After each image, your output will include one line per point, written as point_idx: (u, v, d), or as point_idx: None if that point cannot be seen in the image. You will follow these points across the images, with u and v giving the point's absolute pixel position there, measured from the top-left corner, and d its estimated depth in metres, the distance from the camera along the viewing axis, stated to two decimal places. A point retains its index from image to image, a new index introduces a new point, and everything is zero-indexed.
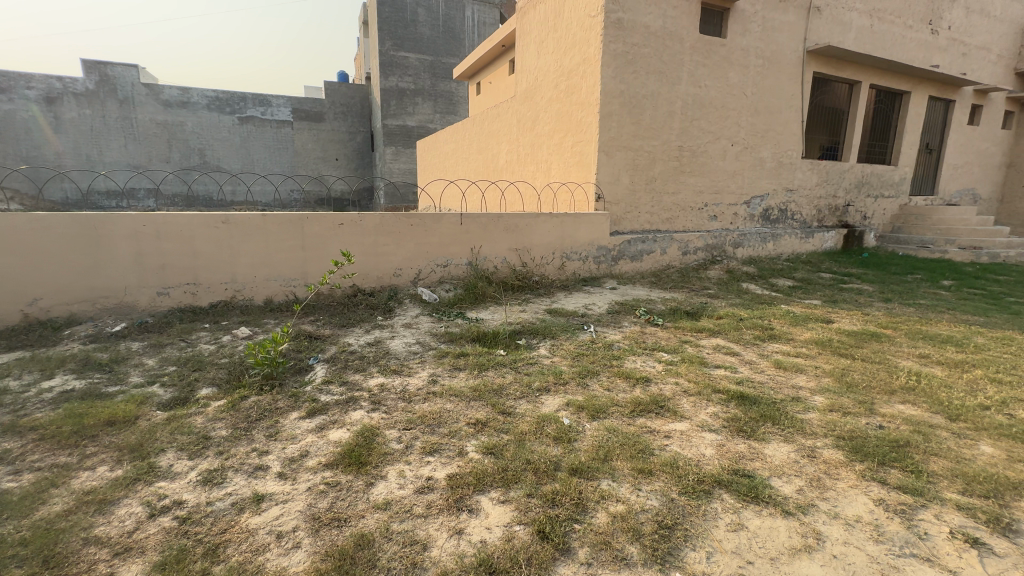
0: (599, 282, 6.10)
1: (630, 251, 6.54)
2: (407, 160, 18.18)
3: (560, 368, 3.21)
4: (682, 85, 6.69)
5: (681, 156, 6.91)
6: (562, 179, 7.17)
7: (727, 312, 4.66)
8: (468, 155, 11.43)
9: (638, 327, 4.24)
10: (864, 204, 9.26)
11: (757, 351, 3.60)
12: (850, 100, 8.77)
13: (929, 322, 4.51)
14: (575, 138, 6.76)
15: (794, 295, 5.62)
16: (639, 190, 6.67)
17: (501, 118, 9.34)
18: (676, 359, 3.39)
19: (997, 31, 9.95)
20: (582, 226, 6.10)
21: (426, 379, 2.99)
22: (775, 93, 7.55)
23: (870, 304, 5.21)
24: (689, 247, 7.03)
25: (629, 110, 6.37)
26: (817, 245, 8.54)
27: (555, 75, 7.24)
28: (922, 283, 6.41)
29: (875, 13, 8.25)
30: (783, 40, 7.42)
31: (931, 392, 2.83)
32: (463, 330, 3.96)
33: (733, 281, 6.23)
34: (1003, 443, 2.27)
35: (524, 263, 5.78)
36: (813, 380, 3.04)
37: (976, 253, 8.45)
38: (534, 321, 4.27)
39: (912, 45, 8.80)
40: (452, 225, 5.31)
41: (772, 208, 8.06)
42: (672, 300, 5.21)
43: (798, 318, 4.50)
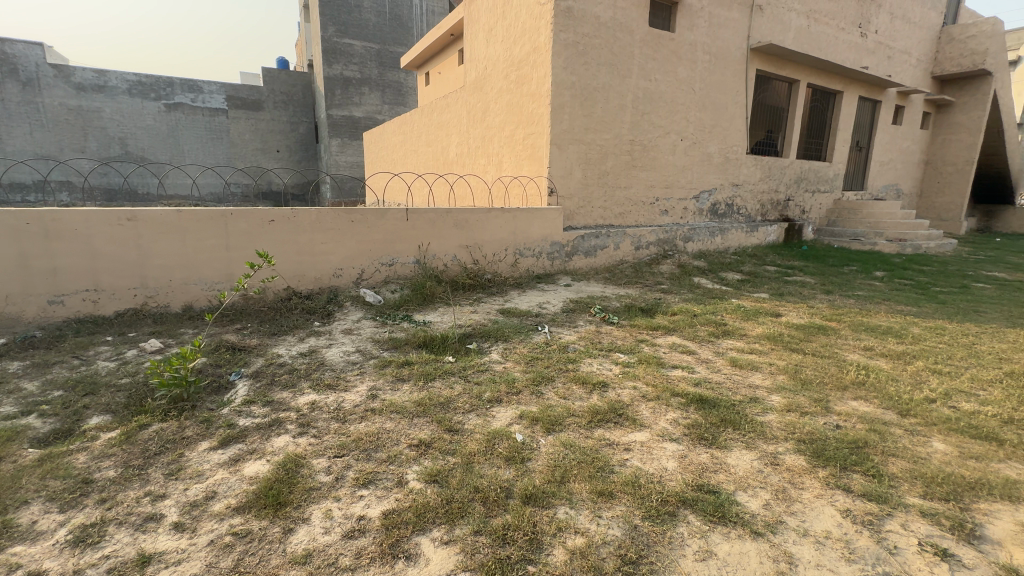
0: (554, 279, 5.95)
1: (584, 247, 6.42)
2: (353, 152, 17.38)
3: (513, 375, 3.00)
4: (633, 78, 6.63)
5: (633, 150, 6.87)
6: (514, 172, 6.95)
7: (681, 308, 4.62)
8: (417, 147, 10.98)
9: (593, 326, 4.10)
10: (802, 199, 9.67)
11: (712, 349, 3.55)
12: (789, 98, 9.08)
13: (869, 313, 4.65)
14: (527, 130, 6.55)
15: (742, 288, 5.70)
16: (592, 184, 6.57)
17: (451, 109, 8.99)
18: (632, 361, 3.26)
19: (917, 36, 10.63)
20: (535, 222, 5.92)
21: (365, 394, 2.69)
22: (721, 89, 7.66)
23: (813, 296, 5.35)
24: (642, 242, 7.01)
25: (581, 102, 6.23)
26: (762, 239, 8.81)
27: (505, 65, 6.99)
28: (857, 275, 6.71)
29: (812, 14, 8.55)
30: (728, 37, 7.52)
31: (880, 387, 2.85)
32: (409, 336, 3.67)
33: (685, 276, 6.25)
34: (954, 439, 2.27)
35: (475, 260, 5.53)
36: (768, 378, 2.99)
37: (901, 245, 9.02)
38: (486, 323, 4.04)
39: (844, 46, 9.21)
40: (397, 221, 4.97)
41: (719, 203, 8.22)
42: (627, 296, 5.13)
43: (749, 313, 4.52)
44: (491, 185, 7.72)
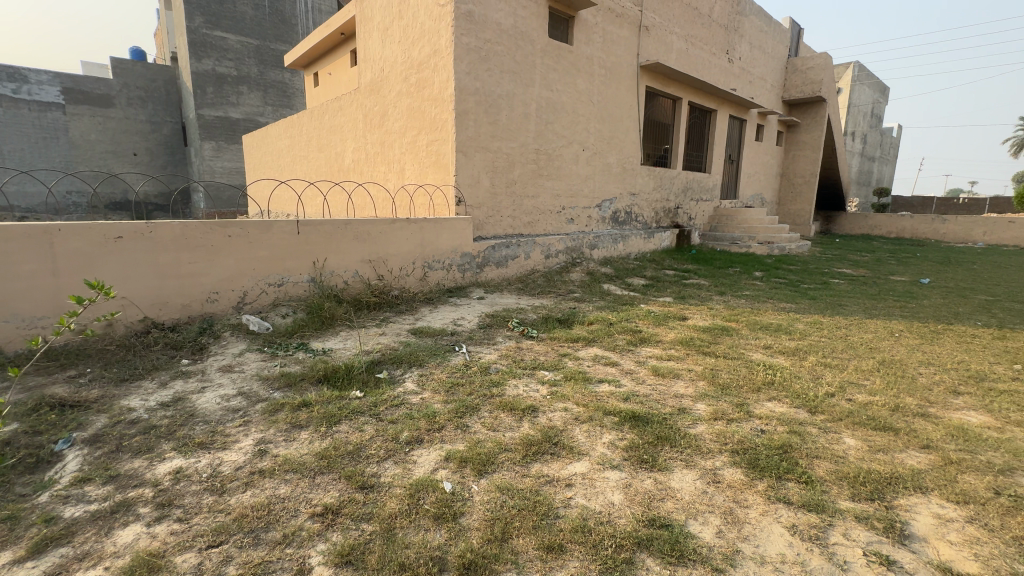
0: (466, 292, 5.68)
1: (495, 257, 6.24)
2: (231, 157, 15.56)
3: (432, 407, 2.67)
4: (535, 88, 6.64)
5: (538, 159, 6.87)
6: (419, 181, 6.57)
7: (597, 317, 4.61)
8: (307, 153, 10.05)
9: (513, 342, 3.90)
10: (689, 207, 10.50)
11: (633, 358, 3.53)
12: (673, 114, 9.82)
13: (759, 311, 5.05)
14: (430, 137, 6.23)
15: (648, 293, 5.92)
16: (500, 193, 6.43)
17: (345, 113, 8.33)
18: (559, 379, 3.11)
19: (770, 65, 12.19)
20: (443, 233, 5.61)
21: (250, 451, 2.18)
22: (616, 103, 8.01)
23: (711, 298, 5.70)
24: (551, 250, 7.01)
25: (486, 109, 6.07)
26: (657, 245, 9.36)
27: (403, 67, 6.61)
28: (742, 275, 7.36)
29: (689, 38, 9.36)
30: (621, 54, 7.90)
31: (788, 385, 3.00)
32: (306, 369, 3.15)
33: (595, 283, 6.35)
34: (861, 433, 2.40)
35: (380, 275, 5.06)
36: (690, 385, 3.01)
37: (770, 247, 10.16)
38: (396, 347, 3.64)
39: (716, 70, 10.22)
40: (286, 234, 4.36)
41: (619, 211, 8.59)
42: (543, 307, 5.03)
43: (659, 318, 4.66)
44: (394, 194, 7.24)
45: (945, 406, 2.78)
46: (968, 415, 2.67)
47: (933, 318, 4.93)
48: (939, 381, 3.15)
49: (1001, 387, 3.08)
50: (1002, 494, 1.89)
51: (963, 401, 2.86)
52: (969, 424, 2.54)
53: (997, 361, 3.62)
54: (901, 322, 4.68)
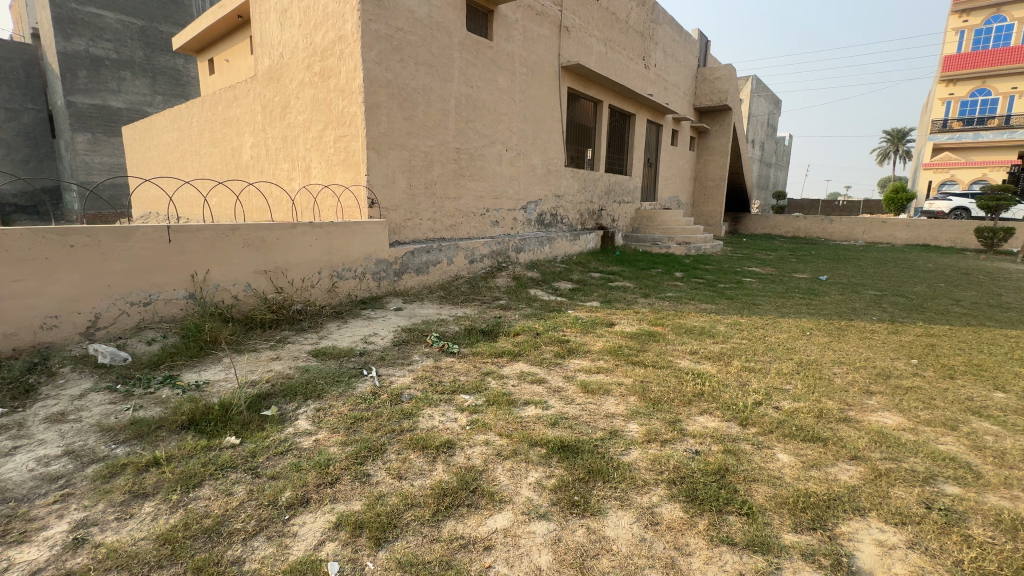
0: (382, 303, 5.17)
1: (414, 264, 5.79)
2: (111, 152, 13.58)
3: (327, 452, 2.22)
4: (454, 83, 6.26)
5: (459, 158, 6.50)
6: (326, 180, 5.94)
7: (523, 327, 4.34)
8: (198, 148, 8.88)
9: (431, 361, 3.50)
10: (612, 209, 10.66)
11: (561, 373, 3.28)
12: (595, 117, 9.90)
13: (683, 314, 5.04)
14: (338, 132, 5.64)
15: (575, 298, 5.77)
16: (418, 195, 5.99)
17: (241, 103, 7.41)
18: (480, 403, 2.78)
19: (683, 73, 12.76)
20: (355, 238, 5.07)
21: (60, 542, 1.62)
22: (538, 103, 7.86)
23: (636, 301, 5.66)
24: (475, 255, 6.68)
25: (399, 103, 5.59)
26: (583, 246, 9.37)
27: (305, 54, 5.94)
28: (663, 276, 7.49)
29: (608, 42, 9.46)
30: (542, 53, 7.76)
31: (717, 395, 2.89)
32: (167, 411, 2.55)
33: (521, 289, 6.10)
34: (792, 447, 2.30)
35: (278, 288, 4.43)
36: (621, 402, 2.81)
37: (688, 247, 10.56)
38: (291, 376, 3.11)
39: (634, 75, 10.45)
40: (153, 242, 3.64)
41: (545, 213, 8.46)
42: (465, 318, 4.67)
43: (586, 325, 4.49)
44: (299, 195, 6.52)
45: (863, 408, 2.79)
46: (883, 417, 2.70)
47: (835, 314, 5.20)
48: (853, 381, 3.21)
49: (906, 383, 3.18)
50: (933, 509, 1.83)
51: (875, 401, 2.91)
52: (886, 427, 2.56)
53: (897, 356, 3.80)
54: (810, 320, 4.88)
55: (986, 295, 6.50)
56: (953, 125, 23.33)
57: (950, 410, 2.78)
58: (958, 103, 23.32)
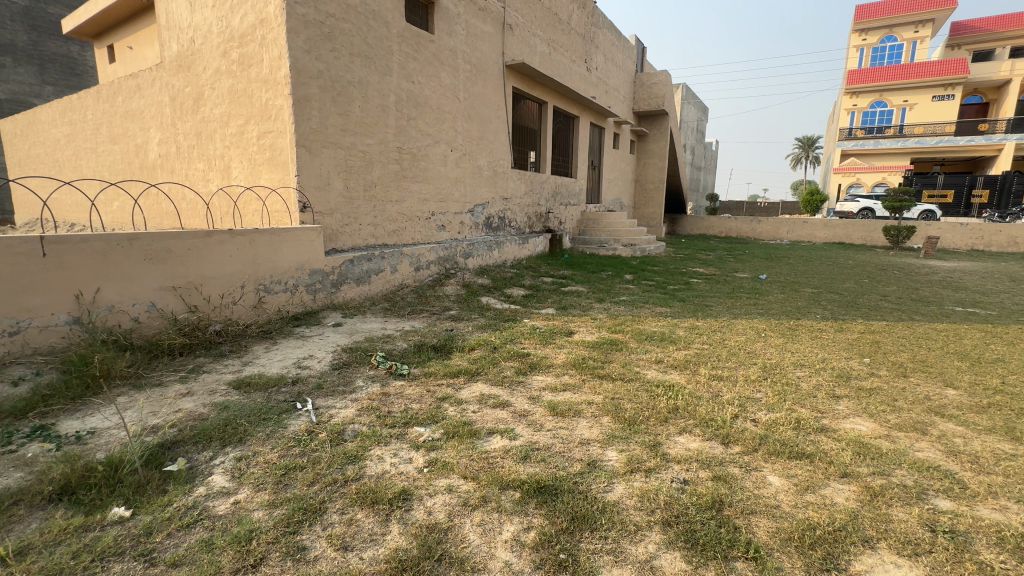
0: (318, 319, 4.63)
1: (355, 273, 5.27)
2: None
3: (249, 520, 1.77)
4: (393, 77, 5.81)
5: (401, 159, 6.06)
6: (249, 181, 5.28)
7: (479, 340, 4.00)
8: (94, 145, 7.75)
9: (378, 387, 3.08)
10: (559, 211, 10.58)
11: (525, 395, 2.96)
12: (540, 119, 9.76)
13: (641, 319, 4.92)
14: (262, 128, 5.02)
15: (529, 305, 5.50)
16: (357, 198, 5.48)
17: (144, 94, 6.51)
18: (438, 436, 2.43)
19: (622, 78, 12.96)
20: (284, 246, 4.51)
21: None
22: (483, 102, 7.56)
23: (592, 306, 5.49)
24: (422, 262, 6.25)
25: (332, 96, 5.07)
26: (532, 250, 9.17)
27: (220, 38, 5.26)
28: (614, 279, 7.42)
29: (551, 43, 9.34)
30: (485, 50, 7.47)
31: (692, 410, 2.73)
32: (31, 477, 1.98)
33: (472, 297, 5.76)
34: (781, 466, 2.15)
35: (192, 306, 3.80)
36: (594, 425, 2.56)
37: (633, 249, 10.67)
38: (205, 416, 2.58)
39: (577, 77, 10.43)
40: (22, 257, 2.94)
41: (492, 216, 8.17)
42: (414, 332, 4.26)
43: (545, 335, 4.24)
44: (218, 198, 5.78)
45: (835, 416, 2.72)
46: (857, 423, 2.63)
47: (783, 313, 5.30)
48: (819, 385, 3.16)
49: (867, 385, 3.18)
50: (939, 533, 1.71)
51: (843, 406, 2.86)
52: (862, 435, 2.48)
53: (850, 355, 3.84)
54: (762, 320, 4.92)
55: (906, 290, 6.97)
56: (857, 133, 25.64)
57: (915, 412, 2.77)
58: (861, 113, 25.67)
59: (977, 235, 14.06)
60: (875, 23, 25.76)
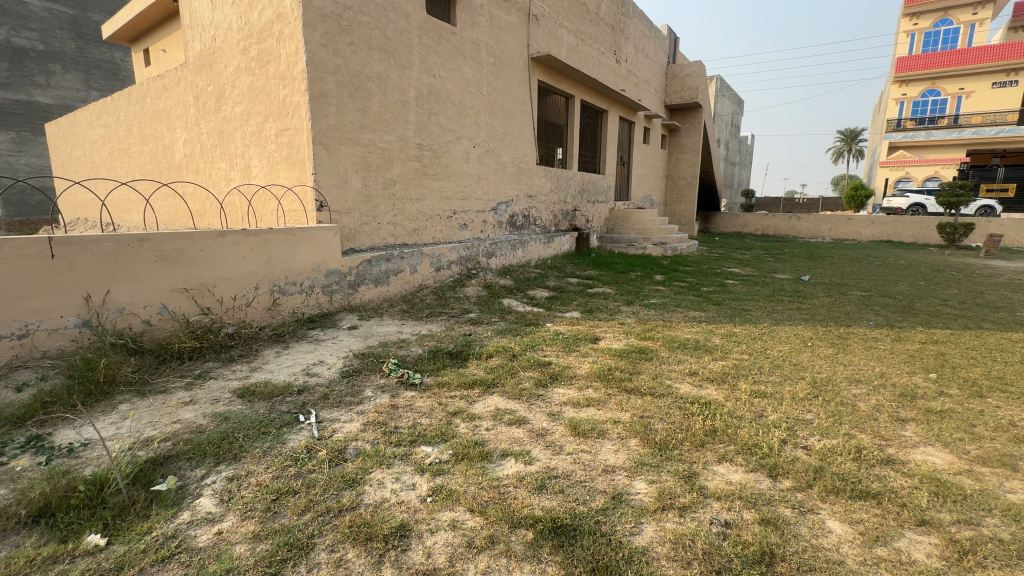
0: (333, 321, 4.50)
1: (373, 274, 5.12)
2: (39, 153, 12.32)
3: (229, 556, 1.59)
4: (413, 71, 5.64)
5: (421, 156, 5.89)
6: (268, 180, 5.20)
7: (497, 347, 3.76)
8: (127, 146, 7.91)
9: (388, 398, 2.88)
10: (585, 209, 10.24)
11: (545, 410, 2.71)
12: (567, 113, 9.45)
13: (673, 324, 4.59)
14: (280, 125, 4.93)
15: (553, 308, 5.24)
16: (376, 196, 5.34)
17: (171, 94, 6.55)
18: (447, 457, 2.21)
19: (654, 70, 12.48)
20: (299, 247, 4.39)
21: None
22: (507, 96, 7.32)
23: (619, 310, 5.19)
24: (442, 262, 6.07)
25: (350, 91, 4.92)
26: (557, 249, 8.88)
27: (240, 35, 5.20)
28: (644, 280, 7.06)
29: (579, 34, 9.00)
30: (510, 42, 7.22)
31: (732, 433, 2.42)
32: (13, 496, 1.86)
33: (493, 298, 5.54)
34: (842, 509, 1.83)
35: (204, 309, 3.72)
36: (620, 449, 2.28)
37: (664, 248, 10.23)
38: (203, 428, 2.43)
39: (606, 69, 10.05)
40: (30, 259, 2.88)
41: (516, 214, 7.93)
42: (430, 337, 4.06)
43: (569, 341, 3.97)
44: (239, 197, 5.75)
45: (902, 444, 2.36)
46: (931, 455, 2.26)
47: (831, 320, 4.86)
48: (879, 406, 2.79)
49: (936, 406, 2.79)
50: None
51: (911, 432, 2.49)
52: (937, 470, 2.12)
53: (913, 370, 3.42)
54: (808, 327, 4.50)
55: (969, 294, 6.35)
56: (906, 124, 24.16)
57: (999, 442, 2.38)
58: (911, 103, 24.16)
59: None
60: (928, 6, 24.17)
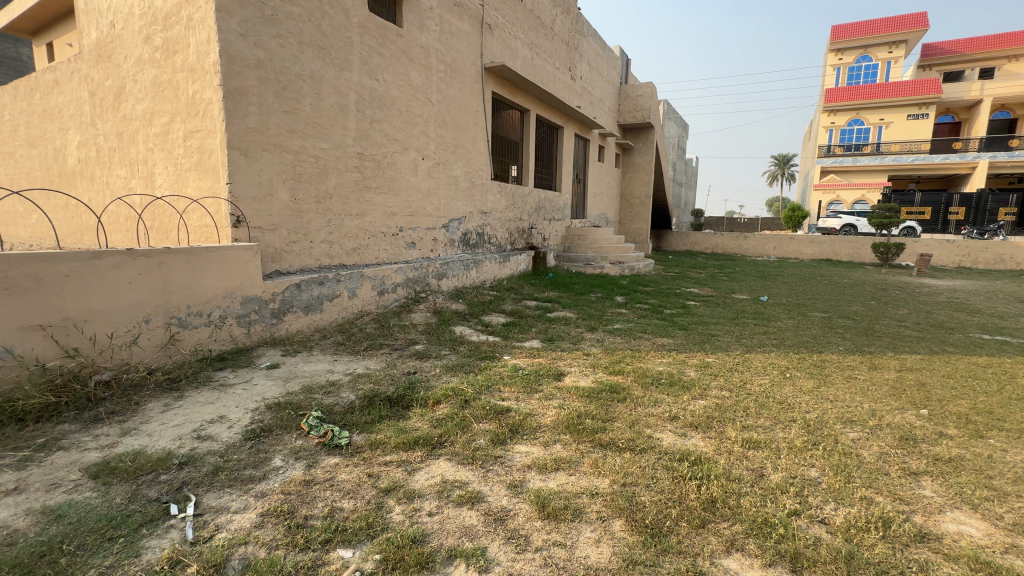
0: (248, 359, 3.75)
1: (302, 300, 4.41)
2: None
3: None
4: (353, 73, 5.05)
5: (362, 167, 5.27)
6: (175, 190, 4.41)
7: (447, 389, 3.18)
8: (12, 149, 6.73)
9: (302, 470, 2.23)
10: (542, 227, 9.90)
11: (504, 479, 2.16)
12: (522, 128, 9.13)
13: (642, 354, 4.19)
14: (189, 126, 4.19)
15: (510, 336, 4.72)
16: (308, 211, 4.67)
17: (63, 89, 5.59)
18: (374, 567, 1.60)
19: (607, 89, 12.48)
20: (206, 270, 3.65)
21: None
22: (459, 106, 6.85)
23: (583, 337, 4.74)
24: (386, 285, 5.43)
25: (276, 90, 4.26)
26: (514, 269, 8.42)
27: (142, 21, 4.43)
28: (605, 302, 6.71)
29: (534, 47, 8.72)
30: (461, 50, 6.78)
31: (736, 506, 1.96)
32: None
33: (443, 326, 4.95)
34: None
35: (70, 350, 2.90)
36: (603, 539, 1.77)
37: (621, 267, 10.03)
38: (13, 540, 1.69)
39: (562, 85, 9.84)
40: None
41: (469, 232, 7.42)
42: (367, 377, 3.42)
43: (530, 379, 3.45)
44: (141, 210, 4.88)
45: (929, 510, 1.99)
46: (964, 524, 1.90)
47: (801, 345, 4.62)
48: (884, 455, 2.44)
49: (943, 453, 2.48)
50: None
51: (931, 490, 2.14)
52: (981, 549, 1.74)
53: (902, 406, 3.15)
54: (781, 355, 4.22)
55: (920, 314, 6.42)
56: (836, 150, 25.67)
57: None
58: (838, 131, 25.79)
59: (964, 253, 13.91)
60: (851, 43, 26.27)
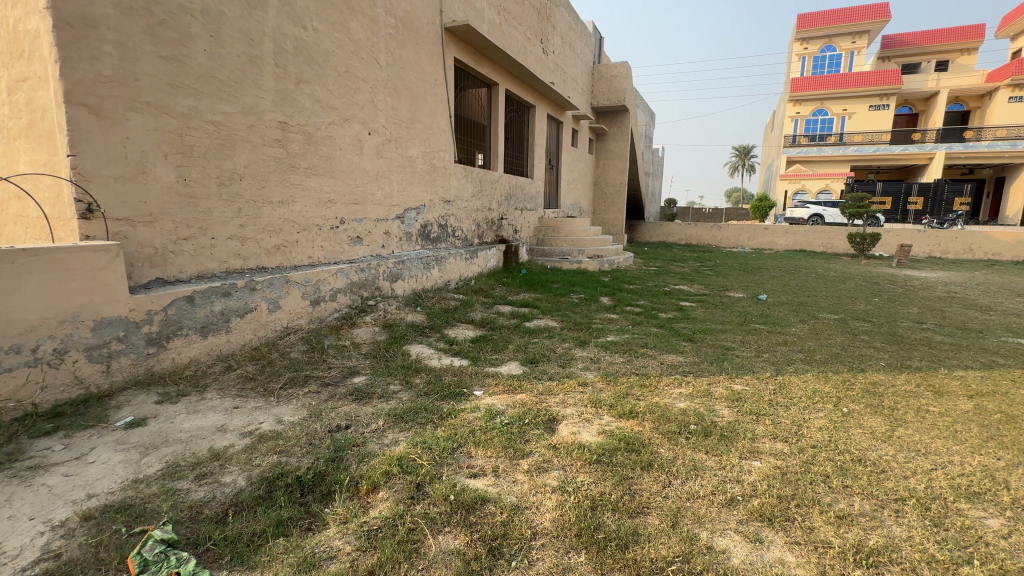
0: (101, 413, 2.57)
1: (196, 318, 3.22)
2: None
3: None
4: (269, 15, 3.83)
5: (286, 140, 4.08)
6: (3, 167, 3.11)
7: (390, 461, 2.12)
8: None
9: None
10: (513, 217, 8.88)
11: None
12: (490, 104, 8.04)
13: (653, 381, 3.27)
14: (14, 73, 2.91)
15: (482, 357, 3.70)
16: (205, 197, 3.46)
17: None
18: None
19: (581, 67, 11.50)
20: (25, 282, 2.42)
21: None
22: (414, 72, 5.70)
23: (573, 356, 3.79)
24: (322, 292, 4.28)
25: (147, 25, 3.02)
26: (482, 266, 7.37)
27: None
28: (590, 305, 5.79)
29: (503, 11, 7.61)
30: (416, 3, 5.62)
31: None
32: None
33: (395, 345, 3.87)
34: None
35: None
36: None
37: (600, 261, 9.17)
38: None
39: (534, 58, 8.77)
40: None
41: (430, 224, 6.32)
42: (273, 440, 2.32)
43: (512, 434, 2.43)
44: None
45: None
46: None
47: (836, 361, 3.82)
48: None
49: None
50: None
51: None
52: None
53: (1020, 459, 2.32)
54: (820, 377, 3.40)
55: (933, 312, 5.83)
56: (801, 140, 25.79)
57: None
58: (804, 121, 25.90)
59: (935, 242, 13.85)
60: (816, 33, 26.40)
